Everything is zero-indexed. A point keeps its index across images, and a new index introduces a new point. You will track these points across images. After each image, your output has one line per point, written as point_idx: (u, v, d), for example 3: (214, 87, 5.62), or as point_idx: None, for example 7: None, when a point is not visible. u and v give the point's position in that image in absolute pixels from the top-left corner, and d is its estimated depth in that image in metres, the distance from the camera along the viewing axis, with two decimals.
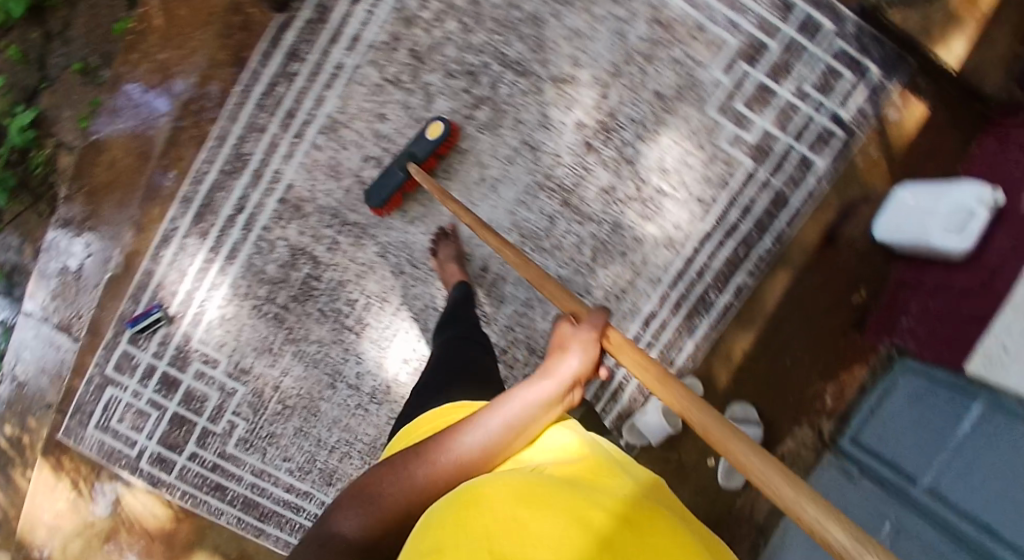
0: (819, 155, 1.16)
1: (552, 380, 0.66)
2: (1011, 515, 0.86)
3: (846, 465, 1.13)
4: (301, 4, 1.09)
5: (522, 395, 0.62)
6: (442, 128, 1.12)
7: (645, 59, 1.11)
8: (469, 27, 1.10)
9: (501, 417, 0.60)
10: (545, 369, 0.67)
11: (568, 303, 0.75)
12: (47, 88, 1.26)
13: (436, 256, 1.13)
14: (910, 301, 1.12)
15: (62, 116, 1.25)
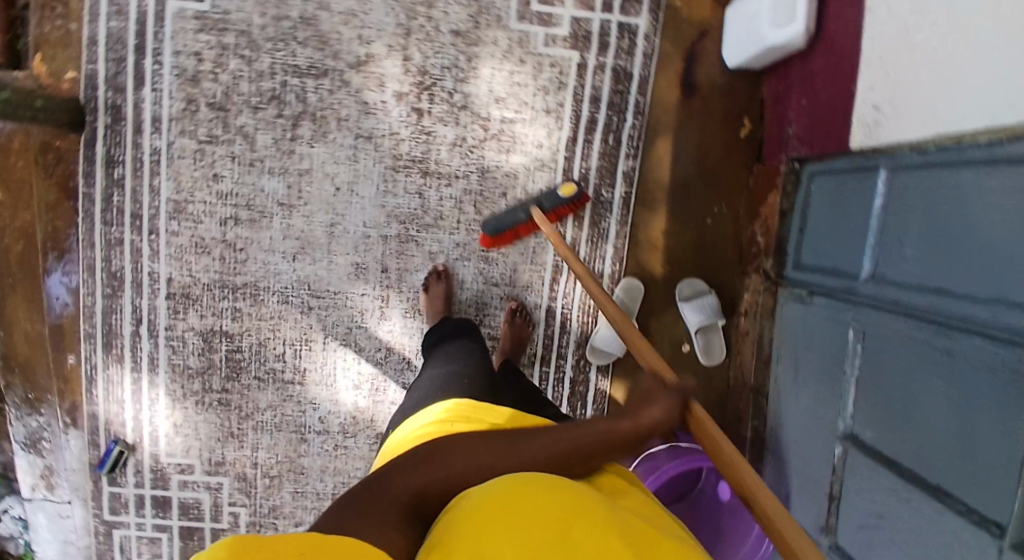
0: (636, 15, 1.13)
1: (631, 420, 0.66)
2: (937, 262, 0.78)
3: (798, 293, 1.06)
4: (93, 114, 1.09)
5: (603, 425, 0.64)
6: (276, 160, 1.12)
7: (428, 6, 1.09)
8: (251, 56, 1.08)
9: (578, 441, 0.61)
10: (630, 409, 0.69)
11: (655, 363, 0.81)
12: None
13: (426, 292, 1.14)
14: (787, 111, 1.09)
15: None
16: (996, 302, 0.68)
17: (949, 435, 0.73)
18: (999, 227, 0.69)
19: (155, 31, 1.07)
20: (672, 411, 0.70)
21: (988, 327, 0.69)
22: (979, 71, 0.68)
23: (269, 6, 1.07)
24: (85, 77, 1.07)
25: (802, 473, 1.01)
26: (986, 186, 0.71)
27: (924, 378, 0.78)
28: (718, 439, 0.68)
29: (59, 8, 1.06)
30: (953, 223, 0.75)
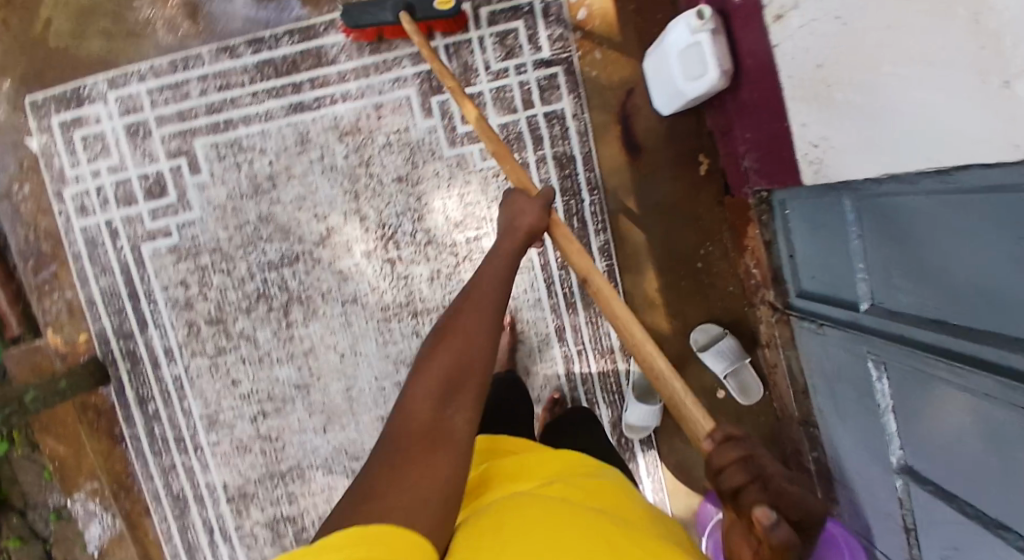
0: (560, 100, 1.13)
1: (503, 253, 0.76)
2: (929, 291, 0.76)
3: (809, 321, 1.04)
4: (115, 364, 1.19)
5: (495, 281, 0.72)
6: (280, 349, 1.18)
7: (366, 166, 1.13)
8: (228, 267, 1.15)
9: (484, 307, 0.68)
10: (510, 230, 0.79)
11: (518, 178, 0.86)
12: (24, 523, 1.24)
13: None
14: (736, 145, 1.07)
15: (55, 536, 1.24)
16: (1000, 335, 0.66)
17: (994, 473, 0.70)
18: (974, 262, 0.67)
19: (142, 275, 1.16)
20: (540, 222, 0.80)
21: (994, 364, 0.67)
22: (906, 112, 0.66)
23: (228, 220, 1.14)
24: (97, 336, 1.18)
25: (878, 502, 0.98)
26: (947, 218, 0.69)
27: (952, 413, 0.75)
28: (581, 255, 0.79)
29: (55, 283, 1.17)
30: (929, 254, 0.74)
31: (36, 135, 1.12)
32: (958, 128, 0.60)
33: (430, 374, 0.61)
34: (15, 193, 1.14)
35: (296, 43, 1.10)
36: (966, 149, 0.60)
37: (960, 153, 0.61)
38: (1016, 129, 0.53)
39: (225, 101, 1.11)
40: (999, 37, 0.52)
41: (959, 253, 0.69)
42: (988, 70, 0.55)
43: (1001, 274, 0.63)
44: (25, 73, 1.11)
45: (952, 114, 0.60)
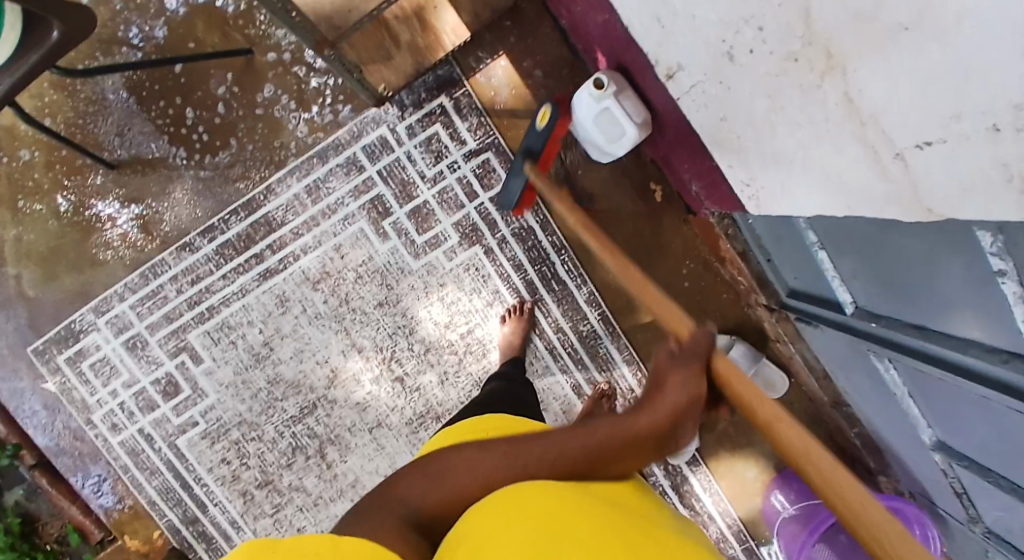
0: (499, 180, 1.16)
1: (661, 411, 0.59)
2: (900, 298, 0.73)
3: (806, 320, 1.02)
4: (191, 547, 1.27)
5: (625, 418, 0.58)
6: (328, 488, 1.24)
7: (347, 303, 1.19)
8: (258, 434, 1.22)
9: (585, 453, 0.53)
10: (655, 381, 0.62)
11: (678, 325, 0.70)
12: None
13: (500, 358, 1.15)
14: (679, 173, 1.07)
15: None
16: (969, 342, 0.64)
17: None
18: (930, 279, 0.64)
19: (186, 464, 1.24)
20: (699, 383, 0.61)
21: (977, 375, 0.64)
22: (814, 169, 0.64)
23: (242, 394, 1.21)
24: (169, 528, 1.27)
25: (929, 471, 0.97)
26: (886, 235, 0.66)
27: (963, 403, 0.72)
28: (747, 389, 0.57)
29: (114, 494, 1.26)
30: (891, 271, 0.71)
31: (50, 377, 1.22)
32: (866, 189, 0.57)
33: (478, 461, 0.50)
34: (51, 433, 1.24)
35: (244, 219, 1.16)
36: (878, 207, 0.57)
37: (871, 202, 0.58)
38: (921, 195, 0.49)
39: (201, 291, 1.18)
40: (872, 115, 0.50)
41: (913, 269, 0.66)
42: (873, 144, 0.52)
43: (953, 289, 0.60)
44: (17, 329, 1.21)
45: (846, 163, 0.58)
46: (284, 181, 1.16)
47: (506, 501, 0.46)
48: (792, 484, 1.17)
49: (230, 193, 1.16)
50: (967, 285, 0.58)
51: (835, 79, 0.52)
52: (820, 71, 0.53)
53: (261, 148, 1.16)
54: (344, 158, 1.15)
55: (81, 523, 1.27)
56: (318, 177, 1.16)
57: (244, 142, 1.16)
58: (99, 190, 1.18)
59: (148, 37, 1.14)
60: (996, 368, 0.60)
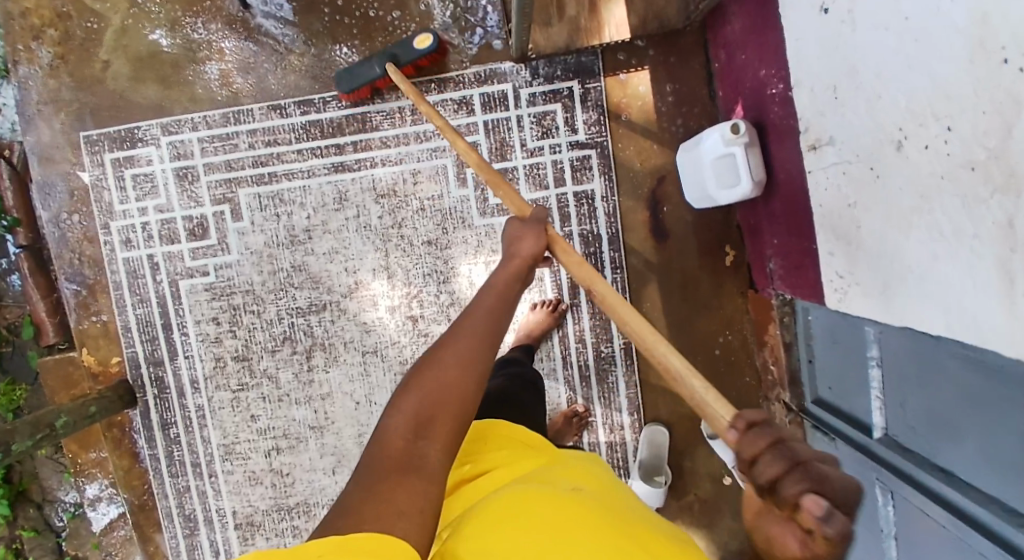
0: (590, 180, 1.17)
1: (512, 264, 0.69)
2: (938, 439, 0.75)
3: (821, 429, 1.03)
4: (142, 389, 1.24)
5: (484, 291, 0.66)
6: (300, 390, 1.23)
7: (399, 229, 1.18)
8: (259, 309, 1.20)
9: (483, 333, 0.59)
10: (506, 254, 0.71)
11: (513, 203, 0.79)
12: (70, 513, 1.31)
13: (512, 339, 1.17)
14: (762, 247, 1.10)
15: (80, 539, 1.30)
16: (1000, 505, 0.65)
17: None
18: (981, 432, 0.66)
19: (176, 308, 1.21)
20: (542, 246, 0.72)
21: (996, 535, 0.65)
22: (934, 278, 0.66)
23: (262, 266, 1.19)
24: (129, 360, 1.23)
25: None
26: (958, 380, 0.67)
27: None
28: (586, 270, 0.67)
29: (95, 305, 1.22)
30: (944, 407, 0.72)
31: (89, 168, 1.19)
32: (983, 316, 0.59)
33: (447, 355, 0.56)
34: (64, 220, 1.21)
35: (343, 107, 1.16)
36: (985, 333, 0.60)
37: (984, 334, 0.60)
38: None
39: (271, 155, 1.16)
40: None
41: (969, 420, 0.67)
42: (1015, 272, 0.53)
43: (1002, 447, 0.62)
44: (82, 112, 1.19)
45: (973, 286, 0.60)
46: (394, 90, 1.15)
47: (502, 501, 0.52)
48: None
49: None
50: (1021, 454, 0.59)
51: (1007, 199, 0.52)
52: (995, 186, 0.53)
53: (388, 51, 1.15)
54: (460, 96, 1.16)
55: (40, 321, 1.25)
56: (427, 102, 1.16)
57: (374, 37, 1.15)
58: (219, 20, 1.17)
59: None
60: (1014, 532, 0.62)
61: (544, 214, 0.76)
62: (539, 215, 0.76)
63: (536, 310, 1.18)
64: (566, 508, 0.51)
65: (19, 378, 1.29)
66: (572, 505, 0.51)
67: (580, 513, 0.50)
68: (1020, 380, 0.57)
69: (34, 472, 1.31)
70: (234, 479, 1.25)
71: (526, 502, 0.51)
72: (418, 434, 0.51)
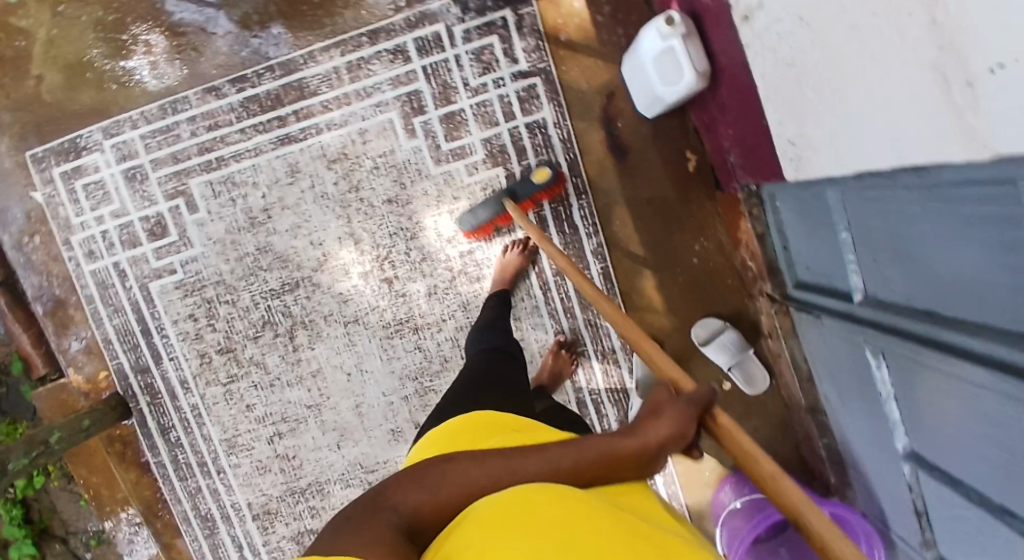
0: (540, 109, 1.15)
1: (638, 440, 0.60)
2: (917, 282, 0.74)
3: (805, 311, 1.02)
4: (135, 398, 1.23)
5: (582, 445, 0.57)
6: (289, 371, 1.22)
7: (357, 192, 1.17)
8: (233, 298, 1.20)
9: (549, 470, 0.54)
10: (635, 427, 0.62)
11: (677, 376, 0.72)
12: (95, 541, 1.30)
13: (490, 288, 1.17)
14: (719, 142, 1.08)
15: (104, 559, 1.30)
16: (985, 328, 0.64)
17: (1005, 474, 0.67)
18: (952, 259, 0.65)
19: (153, 312, 1.21)
20: (686, 430, 0.63)
21: (986, 359, 0.64)
22: (878, 111, 0.64)
23: (228, 254, 1.18)
24: (116, 372, 1.22)
25: (885, 486, 0.98)
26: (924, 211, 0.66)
27: (953, 409, 0.73)
28: (753, 457, 0.59)
29: (72, 323, 1.22)
30: (915, 246, 0.71)
31: (40, 187, 1.18)
32: (928, 129, 0.57)
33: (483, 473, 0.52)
34: (26, 243, 1.20)
35: (278, 78, 1.14)
36: (934, 150, 0.58)
37: (930, 148, 0.58)
38: (982, 126, 0.49)
39: (215, 140, 1.15)
40: (952, 33, 0.48)
41: (939, 251, 0.67)
42: (947, 69, 0.50)
43: (978, 273, 0.61)
44: (23, 132, 1.17)
45: (914, 104, 0.58)
46: (326, 52, 1.13)
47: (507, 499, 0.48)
48: (748, 479, 1.13)
49: (270, 50, 1.14)
50: (993, 265, 0.59)
51: None
52: None
53: (313, 11, 1.13)
54: (394, 45, 1.13)
55: (27, 355, 1.24)
56: (362, 57, 1.13)
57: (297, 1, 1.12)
58: (140, 12, 1.14)
59: None
60: (1001, 349, 0.61)
61: (707, 392, 0.66)
62: (703, 391, 0.66)
63: (505, 254, 1.16)
64: (577, 512, 0.46)
65: (18, 415, 1.28)
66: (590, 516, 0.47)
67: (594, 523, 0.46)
68: (981, 184, 0.56)
69: (53, 506, 1.31)
70: (243, 471, 1.25)
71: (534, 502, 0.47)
72: (412, 520, 0.49)
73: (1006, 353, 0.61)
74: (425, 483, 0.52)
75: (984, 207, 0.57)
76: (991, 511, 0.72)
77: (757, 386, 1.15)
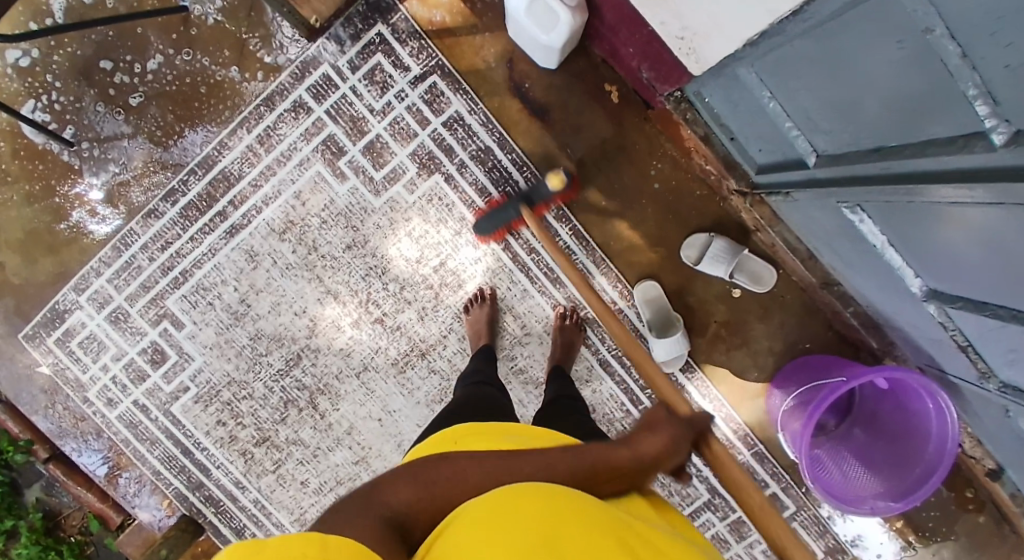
0: (451, 104, 1.14)
1: (630, 449, 0.62)
2: (857, 122, 0.74)
3: (775, 193, 1.02)
4: (201, 513, 1.28)
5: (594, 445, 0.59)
6: (325, 438, 1.24)
7: (317, 251, 1.18)
8: (249, 392, 1.23)
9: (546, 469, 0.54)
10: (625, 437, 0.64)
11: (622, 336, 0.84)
12: None
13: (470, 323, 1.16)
14: (626, 64, 1.07)
15: None
16: (936, 142, 0.64)
17: (1011, 273, 0.66)
18: (878, 85, 0.65)
19: (185, 431, 1.25)
20: (661, 419, 0.68)
21: (944, 174, 0.64)
22: None
23: (229, 353, 1.22)
24: (177, 496, 1.27)
25: (923, 329, 0.95)
26: (835, 52, 0.67)
27: (949, 234, 0.72)
28: (701, 425, 0.72)
29: (120, 469, 1.27)
30: (839, 87, 0.72)
31: (42, 360, 1.23)
32: None
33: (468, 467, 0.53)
34: (52, 412, 1.25)
35: (202, 177, 1.16)
36: None
37: None
38: None
39: (172, 256, 1.19)
40: None
41: (862, 82, 0.67)
42: None
43: (912, 90, 0.61)
44: (4, 318, 1.21)
45: None
46: (235, 135, 1.15)
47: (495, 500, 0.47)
48: (793, 378, 1.15)
49: (183, 153, 1.16)
50: (916, 77, 0.59)
51: None
52: None
53: (205, 103, 1.15)
54: (291, 101, 1.14)
55: (99, 510, 1.28)
56: (269, 126, 1.15)
57: (188, 99, 1.15)
58: (55, 172, 1.18)
59: (73, 3, 1.12)
60: (955, 156, 0.61)
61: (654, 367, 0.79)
62: (653, 372, 0.78)
63: (469, 311, 1.16)
64: (562, 511, 0.46)
65: None
66: (577, 512, 0.47)
67: (583, 522, 0.46)
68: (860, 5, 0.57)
69: None
70: None
71: (517, 502, 0.47)
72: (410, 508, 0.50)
73: (958, 158, 0.60)
74: (421, 479, 0.52)
75: (883, 23, 0.57)
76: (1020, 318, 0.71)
77: (765, 283, 1.15)
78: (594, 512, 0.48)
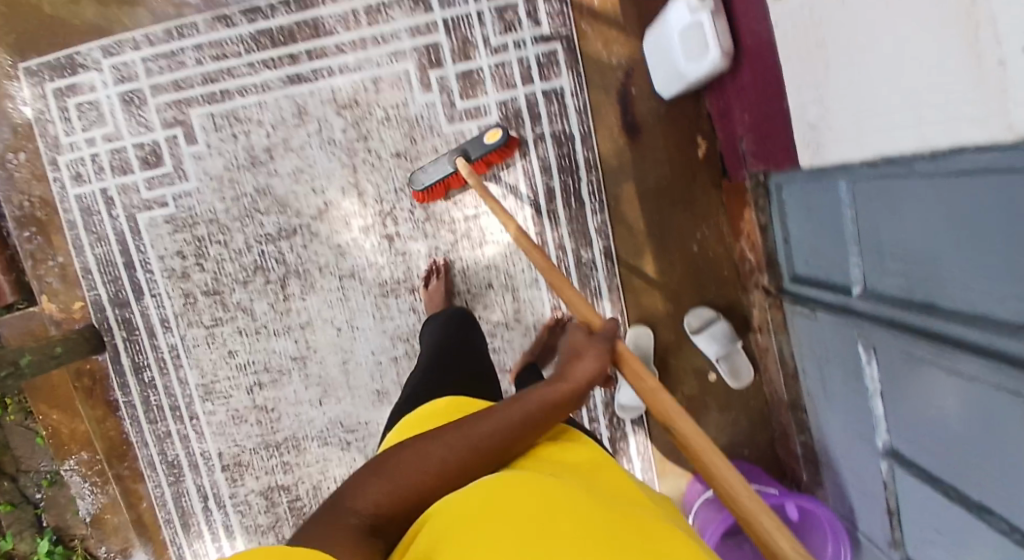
0: (557, 78, 1.14)
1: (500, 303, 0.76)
2: (921, 270, 0.76)
3: (800, 304, 1.07)
4: (110, 332, 1.18)
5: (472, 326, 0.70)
6: (275, 321, 1.18)
7: (364, 141, 1.14)
8: (224, 239, 1.15)
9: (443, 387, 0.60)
10: None
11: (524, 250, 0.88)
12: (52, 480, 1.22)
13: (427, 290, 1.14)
14: (732, 127, 1.11)
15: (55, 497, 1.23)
16: (988, 319, 0.66)
17: (988, 457, 0.69)
18: (964, 251, 0.67)
19: (137, 243, 1.16)
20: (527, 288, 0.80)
21: (985, 351, 0.66)
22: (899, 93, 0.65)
23: (224, 194, 1.14)
24: (93, 302, 1.17)
25: (866, 482, 1.02)
26: (941, 205, 0.68)
27: (947, 405, 0.75)
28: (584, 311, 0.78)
29: (49, 247, 1.16)
30: (922, 238, 0.74)
31: (29, 101, 1.13)
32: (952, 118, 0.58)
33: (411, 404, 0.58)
34: (8, 159, 1.14)
35: (293, 14, 1.11)
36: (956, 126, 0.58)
37: (956, 136, 0.59)
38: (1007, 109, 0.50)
39: (221, 71, 1.12)
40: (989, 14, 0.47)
41: (948, 240, 0.69)
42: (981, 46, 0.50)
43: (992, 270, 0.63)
44: (17, 40, 1.11)
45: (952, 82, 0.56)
46: None
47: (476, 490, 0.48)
48: None
49: None
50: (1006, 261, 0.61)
51: None
52: None
53: None
54: None
55: None
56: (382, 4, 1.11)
57: None
58: None
59: None
60: (1004, 340, 0.62)
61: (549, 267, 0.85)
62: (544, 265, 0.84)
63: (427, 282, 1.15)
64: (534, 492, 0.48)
65: None
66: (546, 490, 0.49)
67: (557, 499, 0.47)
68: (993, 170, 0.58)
69: (4, 441, 1.22)
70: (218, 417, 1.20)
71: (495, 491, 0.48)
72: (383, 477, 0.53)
73: (1010, 343, 0.62)
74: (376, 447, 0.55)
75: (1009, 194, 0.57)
76: (968, 507, 0.75)
77: (743, 380, 1.20)
78: (562, 489, 0.50)
